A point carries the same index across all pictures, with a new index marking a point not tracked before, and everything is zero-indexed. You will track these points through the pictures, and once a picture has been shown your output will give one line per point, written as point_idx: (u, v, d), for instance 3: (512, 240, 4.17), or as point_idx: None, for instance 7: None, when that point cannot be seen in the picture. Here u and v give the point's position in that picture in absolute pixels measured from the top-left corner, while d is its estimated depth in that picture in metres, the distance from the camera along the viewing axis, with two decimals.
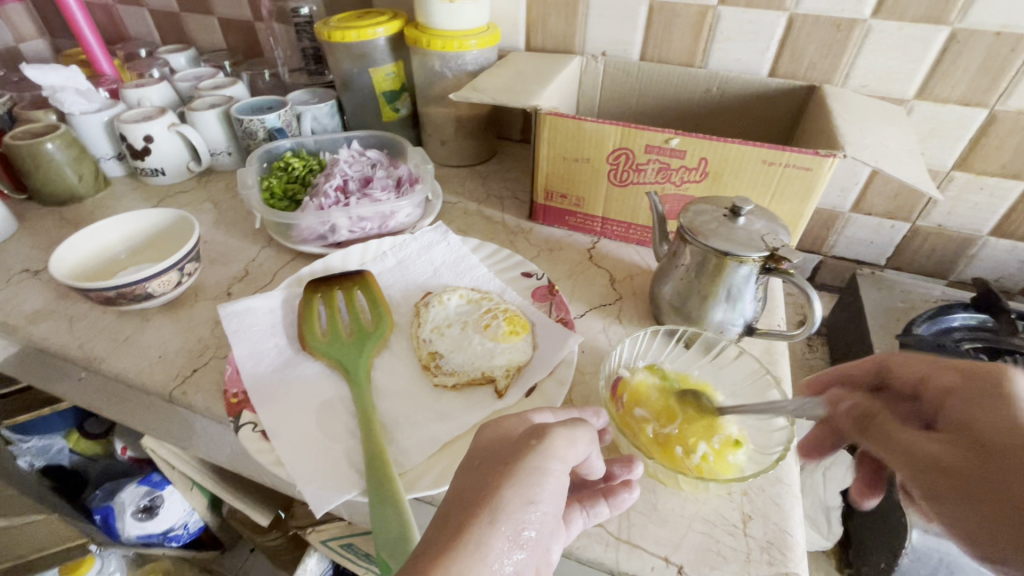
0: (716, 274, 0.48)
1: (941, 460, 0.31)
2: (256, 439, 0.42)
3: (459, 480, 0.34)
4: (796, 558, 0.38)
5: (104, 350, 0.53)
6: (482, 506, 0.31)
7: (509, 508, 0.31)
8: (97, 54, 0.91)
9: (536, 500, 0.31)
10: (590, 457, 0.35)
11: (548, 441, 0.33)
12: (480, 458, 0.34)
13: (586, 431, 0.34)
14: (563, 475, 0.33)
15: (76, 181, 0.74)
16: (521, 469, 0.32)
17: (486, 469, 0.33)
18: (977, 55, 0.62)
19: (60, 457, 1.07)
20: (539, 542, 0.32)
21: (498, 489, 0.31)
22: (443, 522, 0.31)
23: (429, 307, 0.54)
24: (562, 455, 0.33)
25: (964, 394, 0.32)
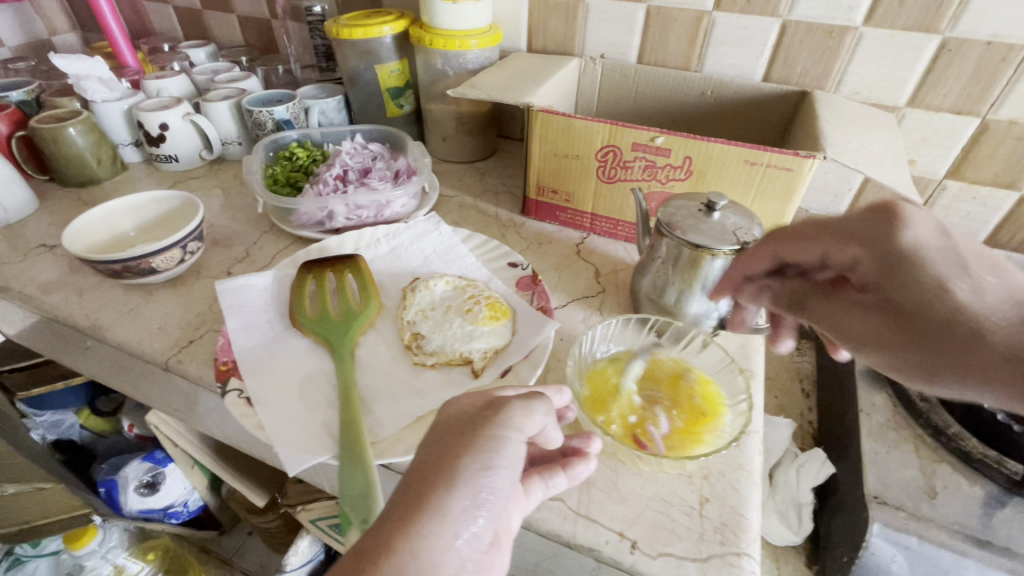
0: (691, 267, 0.49)
1: (865, 304, 0.36)
2: (241, 405, 0.45)
3: (422, 451, 0.35)
4: (750, 540, 0.39)
5: (109, 320, 0.56)
6: (440, 473, 0.32)
7: (466, 474, 0.32)
8: (122, 47, 0.96)
9: (492, 465, 0.33)
10: (546, 428, 0.37)
11: (503, 413, 0.35)
12: (443, 432, 0.36)
13: (542, 403, 0.36)
14: (521, 444, 0.35)
15: (94, 165, 0.78)
16: (479, 437, 0.33)
17: (447, 441, 0.34)
18: (968, 65, 0.63)
19: (71, 432, 1.12)
20: (498, 508, 0.33)
21: (457, 456, 0.33)
22: (405, 488, 0.32)
23: (415, 291, 0.57)
24: (518, 425, 0.35)
25: (875, 256, 0.35)
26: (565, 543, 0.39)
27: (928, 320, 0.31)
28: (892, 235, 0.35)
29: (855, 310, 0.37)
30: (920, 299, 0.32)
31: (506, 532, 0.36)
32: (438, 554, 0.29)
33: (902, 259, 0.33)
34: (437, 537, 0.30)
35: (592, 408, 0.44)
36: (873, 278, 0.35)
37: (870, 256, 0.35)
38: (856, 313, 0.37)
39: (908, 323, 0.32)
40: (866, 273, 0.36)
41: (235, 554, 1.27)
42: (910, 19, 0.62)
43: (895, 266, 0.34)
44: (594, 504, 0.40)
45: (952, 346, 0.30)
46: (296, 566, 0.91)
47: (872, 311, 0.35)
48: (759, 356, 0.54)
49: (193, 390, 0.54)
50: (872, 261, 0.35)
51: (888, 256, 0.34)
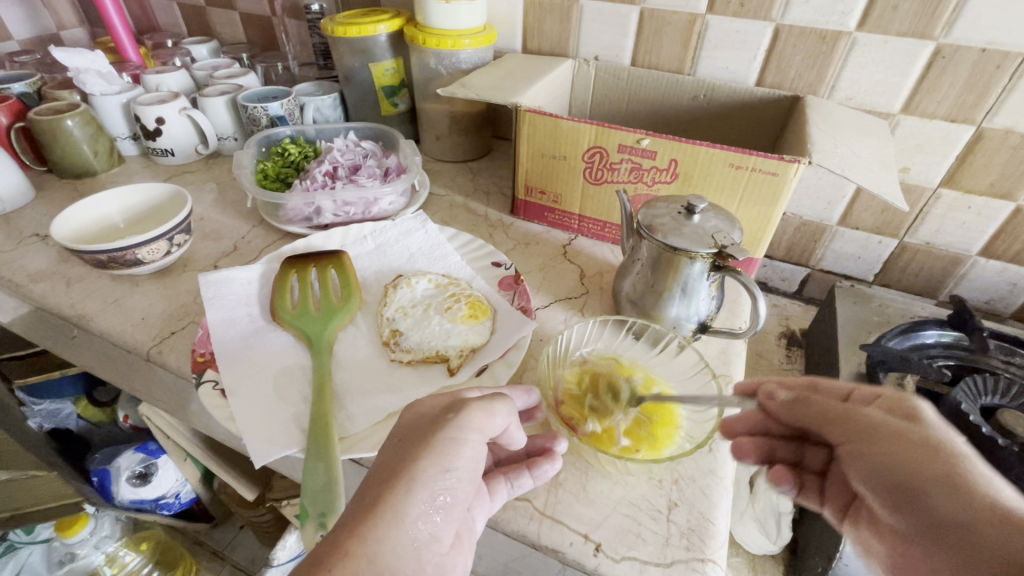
0: (670, 270, 0.49)
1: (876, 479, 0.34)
2: (215, 396, 0.45)
3: (383, 451, 0.35)
4: (715, 545, 0.38)
5: (93, 310, 0.57)
6: (398, 476, 0.32)
7: (425, 477, 0.32)
8: (125, 42, 0.97)
9: (452, 468, 0.33)
10: (509, 428, 0.37)
11: (464, 414, 0.34)
12: (403, 432, 0.35)
13: (503, 405, 0.36)
14: (481, 445, 0.35)
15: (91, 157, 0.79)
16: (438, 440, 0.33)
17: (407, 443, 0.34)
18: (963, 72, 0.62)
19: (68, 421, 1.13)
20: (457, 509, 0.33)
21: (415, 459, 0.32)
22: (362, 491, 0.32)
23: (397, 288, 0.57)
24: (478, 426, 0.35)
25: (889, 408, 0.36)
26: (530, 543, 0.39)
27: (934, 482, 0.31)
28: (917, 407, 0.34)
29: (859, 437, 0.36)
30: (930, 452, 0.31)
31: (468, 534, 0.36)
32: (395, 559, 0.30)
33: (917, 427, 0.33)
34: (394, 542, 0.30)
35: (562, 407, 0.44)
36: (883, 421, 0.35)
37: (887, 411, 0.36)
38: (866, 440, 0.35)
39: (917, 479, 0.31)
40: (875, 411, 0.36)
41: (227, 547, 1.28)
42: (904, 26, 0.62)
43: (908, 429, 0.33)
44: (561, 505, 0.40)
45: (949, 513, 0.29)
46: (282, 562, 0.91)
47: (882, 447, 0.34)
48: (740, 362, 0.54)
49: (174, 382, 0.54)
50: (886, 415, 0.35)
51: (903, 417, 0.34)
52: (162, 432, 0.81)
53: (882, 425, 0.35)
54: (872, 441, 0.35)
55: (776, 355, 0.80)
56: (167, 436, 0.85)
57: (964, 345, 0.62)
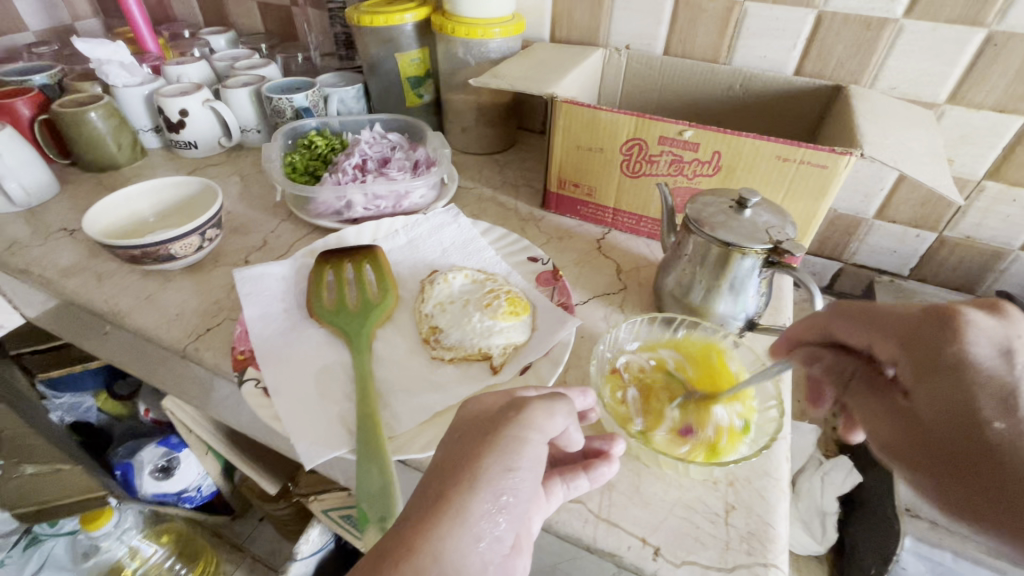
0: (720, 266, 0.47)
1: (897, 439, 0.32)
2: (258, 395, 0.44)
3: (443, 451, 0.35)
4: (776, 549, 0.37)
5: (127, 306, 0.56)
6: (462, 475, 0.32)
7: (488, 476, 0.31)
8: (143, 32, 0.95)
9: (514, 467, 0.32)
10: (569, 429, 0.36)
11: (526, 413, 0.34)
12: (464, 430, 0.35)
13: (564, 405, 0.35)
14: (543, 446, 0.34)
15: (115, 150, 0.78)
16: (500, 439, 0.32)
17: (469, 441, 0.34)
18: (1016, 60, 0.60)
19: (89, 415, 1.13)
20: (520, 510, 0.32)
21: (479, 458, 0.32)
22: (425, 489, 0.32)
23: (434, 284, 0.56)
24: (540, 426, 0.34)
25: (916, 355, 0.32)
26: (585, 546, 0.38)
27: (965, 449, 0.28)
28: (945, 355, 0.30)
29: (891, 403, 0.34)
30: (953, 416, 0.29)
31: (528, 537, 0.35)
32: (460, 558, 0.29)
33: (952, 378, 0.30)
34: (458, 541, 0.29)
35: (613, 406, 0.44)
36: (913, 383, 0.32)
37: (915, 367, 0.32)
38: (895, 412, 0.33)
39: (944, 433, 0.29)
40: (908, 370, 0.32)
41: (247, 539, 1.28)
42: (958, 12, 0.59)
43: (943, 386, 0.30)
44: (616, 508, 0.39)
45: (977, 470, 0.27)
46: (307, 555, 0.91)
47: (916, 415, 0.31)
48: None
49: (210, 379, 0.54)
50: (915, 373, 0.31)
51: (943, 386, 0.30)
52: (189, 426, 0.81)
53: (912, 393, 0.32)
54: (905, 410, 0.32)
55: None
56: (192, 430, 0.85)
57: None
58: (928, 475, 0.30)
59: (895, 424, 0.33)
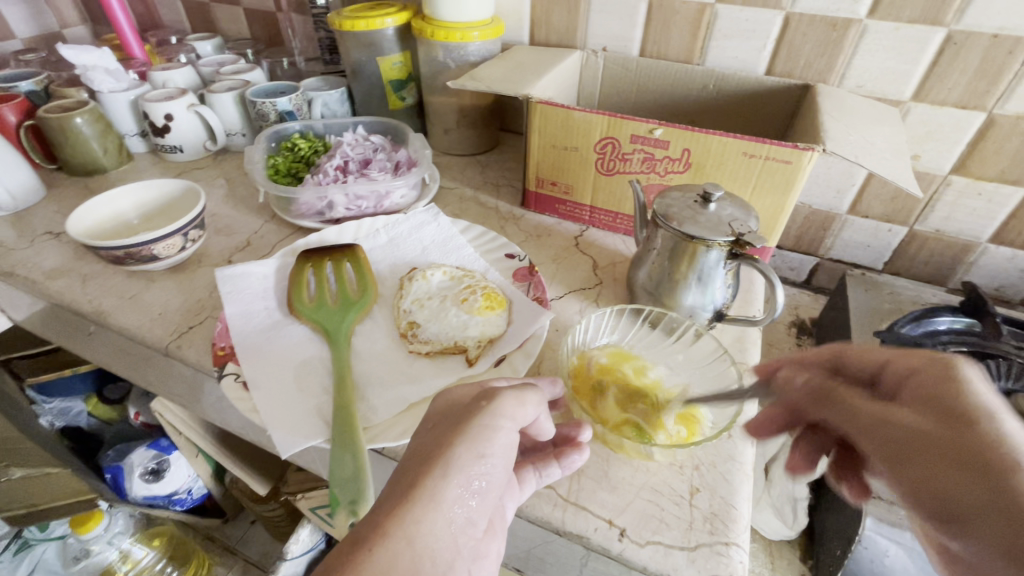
0: (687, 259, 0.49)
1: (897, 443, 0.30)
2: (237, 388, 0.45)
3: (416, 440, 0.36)
4: (738, 529, 0.39)
5: (111, 306, 0.57)
6: (435, 461, 0.33)
7: (460, 462, 0.32)
8: (130, 39, 0.97)
9: (487, 453, 0.33)
10: (539, 418, 0.38)
11: (497, 401, 0.35)
12: (436, 420, 0.36)
13: (535, 394, 0.36)
14: (513, 433, 0.35)
15: (101, 154, 0.79)
16: (472, 426, 0.34)
17: (441, 430, 0.35)
18: (974, 58, 0.62)
19: (79, 419, 1.15)
20: (492, 493, 0.33)
21: (451, 445, 0.33)
22: (400, 476, 0.32)
23: (412, 281, 0.57)
24: (511, 414, 0.35)
25: (925, 375, 0.32)
26: (555, 530, 0.39)
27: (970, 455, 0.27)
28: (956, 385, 0.31)
29: (874, 410, 0.33)
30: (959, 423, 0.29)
31: (499, 522, 0.36)
32: (436, 540, 0.30)
33: (958, 393, 0.30)
34: (433, 525, 0.30)
35: (584, 395, 0.45)
36: (914, 399, 0.32)
37: (922, 386, 0.32)
38: (878, 418, 0.32)
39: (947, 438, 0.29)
40: (911, 389, 0.32)
41: (238, 542, 1.28)
42: (918, 13, 0.62)
43: (949, 399, 0.30)
44: (586, 492, 0.41)
45: (975, 475, 0.27)
46: (297, 554, 0.92)
47: (908, 421, 0.31)
48: (755, 350, 0.54)
49: (194, 376, 0.55)
50: (920, 391, 0.32)
51: (951, 407, 0.30)
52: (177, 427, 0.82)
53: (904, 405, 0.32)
54: (890, 417, 0.32)
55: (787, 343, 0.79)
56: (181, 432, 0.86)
57: (976, 331, 0.61)
58: (923, 476, 0.28)
59: (880, 428, 0.32)
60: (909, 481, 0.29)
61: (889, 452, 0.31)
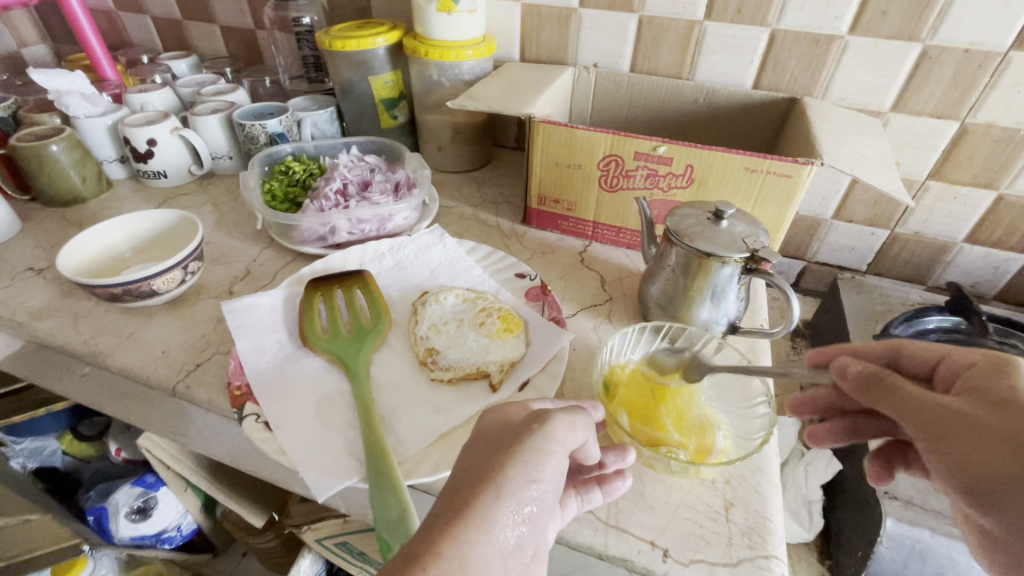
0: (702, 274, 0.50)
1: (945, 425, 0.34)
2: (259, 429, 0.44)
3: (465, 460, 0.36)
4: (776, 541, 0.40)
5: (108, 346, 0.54)
6: (488, 481, 0.33)
7: (513, 485, 0.32)
8: (101, 59, 0.92)
9: (539, 478, 0.33)
10: (588, 443, 0.38)
11: (549, 425, 0.35)
12: (487, 439, 0.36)
13: (585, 419, 0.36)
14: (564, 457, 0.35)
15: (79, 183, 0.76)
16: (526, 449, 0.34)
17: (493, 451, 0.35)
18: (948, 71, 0.66)
19: (53, 459, 1.07)
20: (541, 519, 0.33)
21: (503, 468, 0.33)
22: (453, 493, 0.33)
23: (426, 305, 0.57)
24: (564, 438, 0.35)
25: (982, 370, 0.35)
26: (598, 554, 0.40)
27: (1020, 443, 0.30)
28: (1012, 381, 0.33)
29: (924, 397, 0.35)
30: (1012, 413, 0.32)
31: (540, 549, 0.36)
32: (486, 564, 0.30)
33: (1010, 388, 0.33)
34: (484, 547, 0.30)
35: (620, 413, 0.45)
36: (967, 389, 0.35)
37: (975, 380, 0.35)
38: (932, 405, 0.35)
39: (995, 426, 0.32)
40: (966, 381, 0.36)
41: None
42: (897, 30, 0.65)
43: (1002, 391, 0.33)
44: (625, 514, 0.41)
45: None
46: None
47: (962, 410, 0.34)
48: (767, 359, 0.56)
49: (204, 416, 0.53)
50: (972, 385, 0.35)
51: (1007, 400, 0.32)
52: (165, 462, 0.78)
53: (959, 396, 0.35)
54: (944, 402, 0.35)
55: (783, 346, 0.82)
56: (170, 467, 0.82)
57: (963, 329, 0.65)
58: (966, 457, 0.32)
59: (927, 410, 0.35)
60: (952, 461, 0.33)
61: (932, 434, 0.34)
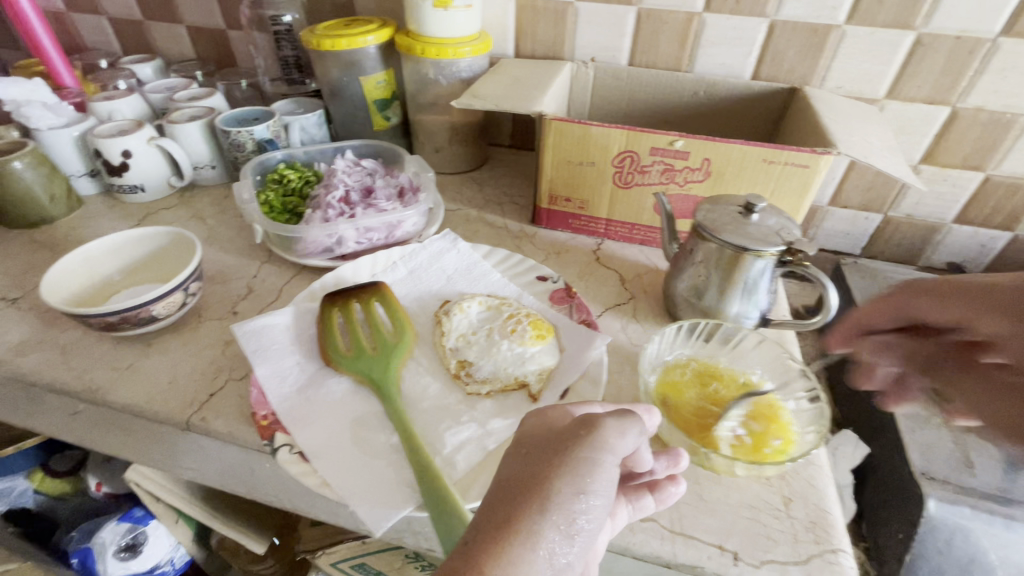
0: (736, 269, 0.50)
1: None
2: (296, 461, 0.41)
3: (510, 469, 0.34)
4: (839, 534, 0.40)
5: (106, 380, 0.50)
6: (533, 494, 0.32)
7: (560, 498, 0.31)
8: (58, 65, 0.85)
9: (587, 490, 0.31)
10: (640, 447, 0.36)
11: (597, 432, 0.33)
12: (531, 447, 0.35)
13: (635, 423, 0.34)
14: (615, 466, 0.33)
15: (47, 202, 0.69)
16: (572, 460, 0.32)
17: (540, 459, 0.33)
18: (940, 58, 0.68)
19: (24, 500, 0.96)
20: (591, 535, 0.31)
21: (549, 479, 0.31)
22: (496, 505, 0.32)
23: (450, 315, 0.54)
24: (614, 447, 0.33)
25: None
26: (668, 563, 0.39)
27: None
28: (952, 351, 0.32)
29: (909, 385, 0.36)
30: None
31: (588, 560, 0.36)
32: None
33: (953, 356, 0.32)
34: (529, 564, 0.29)
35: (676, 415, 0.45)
36: None
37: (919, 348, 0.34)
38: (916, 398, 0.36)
39: None
40: None
41: None
42: (891, 19, 0.66)
43: None
44: (690, 518, 0.40)
45: None
46: None
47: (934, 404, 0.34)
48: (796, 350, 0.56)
49: (221, 448, 0.49)
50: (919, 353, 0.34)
51: None
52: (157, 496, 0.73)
53: None
54: None
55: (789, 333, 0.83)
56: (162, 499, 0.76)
57: None
58: None
59: None
60: None
61: None
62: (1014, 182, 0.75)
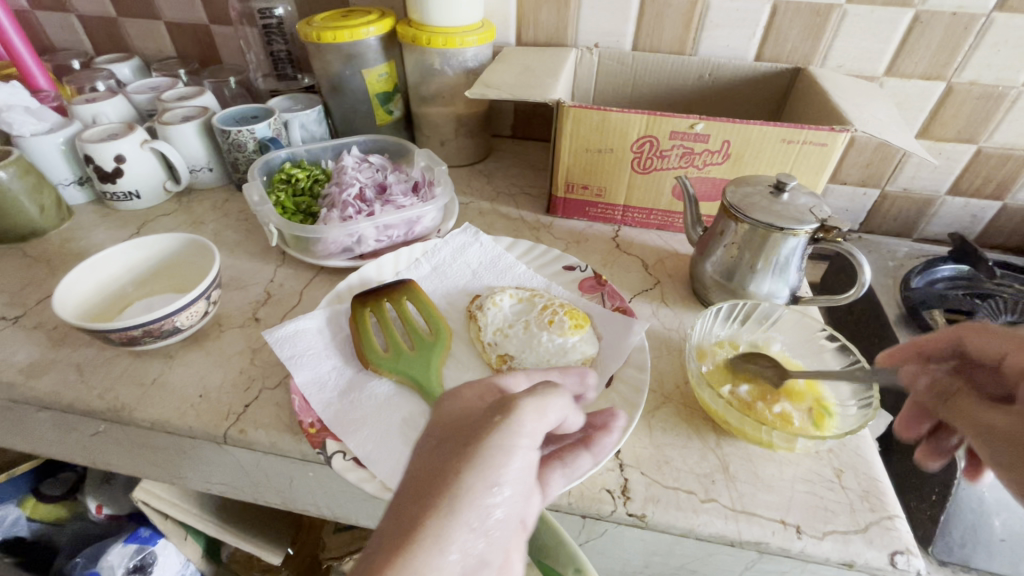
0: (768, 247, 0.50)
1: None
2: (352, 468, 0.41)
3: (414, 463, 0.31)
4: (892, 500, 0.41)
5: (131, 397, 0.47)
6: (439, 490, 0.28)
7: (470, 493, 0.28)
8: (30, 67, 0.79)
9: (499, 481, 0.29)
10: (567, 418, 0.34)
11: (514, 414, 0.30)
12: (439, 436, 0.32)
13: (555, 400, 0.32)
14: (532, 451, 0.31)
15: (37, 214, 0.65)
16: (483, 449, 0.29)
17: (449, 450, 0.30)
18: (938, 32, 0.69)
19: (18, 529, 0.89)
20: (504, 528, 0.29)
21: (456, 474, 0.29)
22: (398, 509, 0.28)
23: (484, 309, 0.53)
24: (530, 430, 0.31)
25: None
26: (734, 542, 0.39)
27: None
28: None
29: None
30: None
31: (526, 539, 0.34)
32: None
33: None
34: (438, 572, 0.26)
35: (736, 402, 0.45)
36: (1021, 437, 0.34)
37: None
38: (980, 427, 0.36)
39: None
40: None
41: None
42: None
43: None
44: (751, 498, 0.40)
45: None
46: None
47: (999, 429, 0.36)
48: None
49: (260, 460, 0.47)
50: None
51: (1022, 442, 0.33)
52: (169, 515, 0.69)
53: None
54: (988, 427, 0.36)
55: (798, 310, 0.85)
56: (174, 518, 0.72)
57: (968, 274, 0.71)
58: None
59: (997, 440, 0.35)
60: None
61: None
62: (1004, 153, 0.78)
